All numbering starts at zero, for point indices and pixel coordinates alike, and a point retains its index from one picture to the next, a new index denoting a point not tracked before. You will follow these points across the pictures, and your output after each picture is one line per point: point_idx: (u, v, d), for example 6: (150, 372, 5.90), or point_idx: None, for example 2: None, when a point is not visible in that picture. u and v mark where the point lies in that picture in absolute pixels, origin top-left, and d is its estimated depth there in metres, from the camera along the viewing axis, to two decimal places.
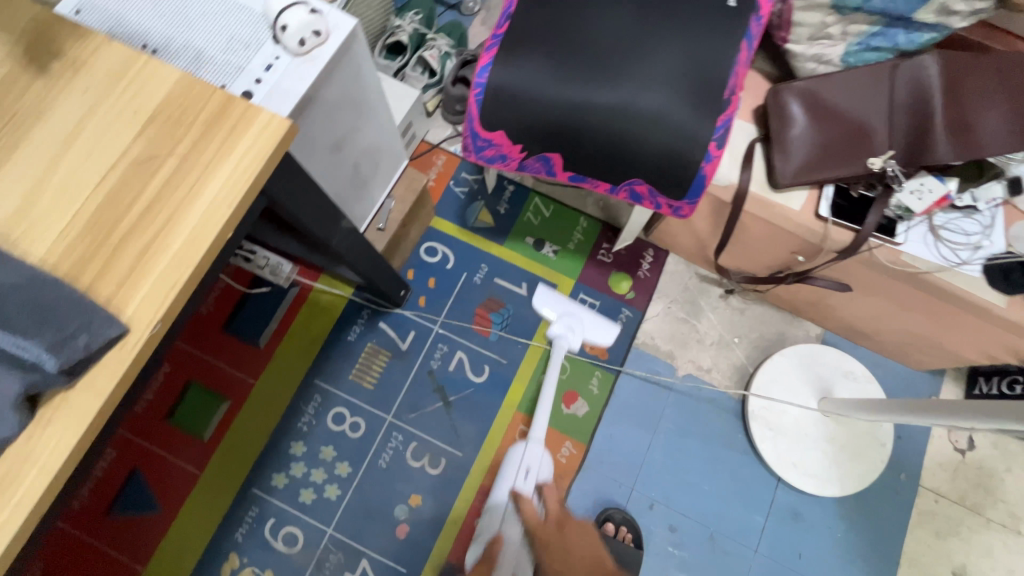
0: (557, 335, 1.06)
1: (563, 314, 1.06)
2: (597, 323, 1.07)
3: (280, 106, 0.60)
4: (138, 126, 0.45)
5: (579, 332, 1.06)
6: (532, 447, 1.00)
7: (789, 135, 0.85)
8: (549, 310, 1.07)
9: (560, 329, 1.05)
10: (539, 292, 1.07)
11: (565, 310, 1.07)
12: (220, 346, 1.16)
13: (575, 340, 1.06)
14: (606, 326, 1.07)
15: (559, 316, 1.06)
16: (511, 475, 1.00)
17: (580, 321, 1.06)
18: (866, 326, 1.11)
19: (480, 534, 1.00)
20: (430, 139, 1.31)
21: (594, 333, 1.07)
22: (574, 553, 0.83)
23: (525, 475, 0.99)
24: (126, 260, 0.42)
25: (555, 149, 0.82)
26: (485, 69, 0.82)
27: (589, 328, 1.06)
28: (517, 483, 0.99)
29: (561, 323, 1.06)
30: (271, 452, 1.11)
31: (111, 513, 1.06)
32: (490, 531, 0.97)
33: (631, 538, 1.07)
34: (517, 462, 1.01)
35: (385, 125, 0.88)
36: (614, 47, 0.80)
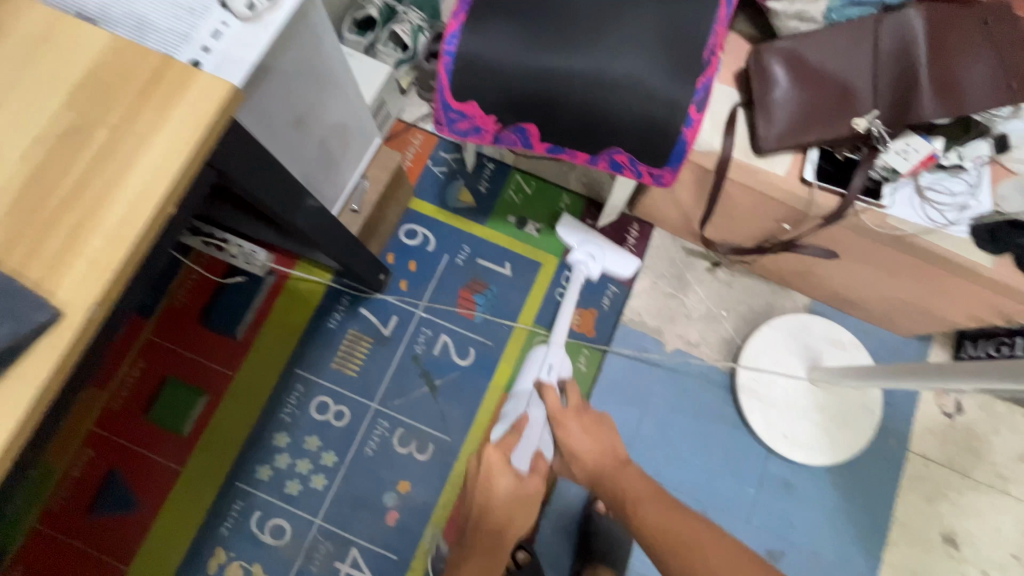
0: (576, 261, 1.12)
1: (583, 245, 1.12)
2: (617, 255, 1.11)
3: (230, 76, 0.56)
4: (65, 97, 0.42)
5: (598, 261, 1.12)
6: (554, 347, 1.02)
7: (771, 98, 0.82)
8: (570, 238, 1.13)
9: (580, 256, 1.12)
10: (563, 220, 1.14)
11: (586, 241, 1.12)
12: (195, 338, 1.12)
13: (596, 270, 1.11)
14: (623, 258, 1.12)
15: (579, 245, 1.12)
16: (533, 369, 1.02)
17: (601, 252, 1.12)
18: (853, 294, 1.10)
19: (507, 415, 1.01)
20: (405, 118, 1.26)
21: (613, 265, 1.12)
22: (590, 442, 0.79)
23: (550, 368, 1.00)
24: (57, 241, 0.39)
25: (531, 119, 0.79)
26: (453, 36, 0.78)
27: (608, 259, 1.12)
28: (539, 376, 1.00)
29: (580, 252, 1.11)
30: (254, 444, 1.08)
31: (92, 513, 1.03)
32: (517, 412, 0.99)
33: None
34: (539, 358, 1.02)
35: (352, 100, 0.84)
36: (588, 10, 0.77)
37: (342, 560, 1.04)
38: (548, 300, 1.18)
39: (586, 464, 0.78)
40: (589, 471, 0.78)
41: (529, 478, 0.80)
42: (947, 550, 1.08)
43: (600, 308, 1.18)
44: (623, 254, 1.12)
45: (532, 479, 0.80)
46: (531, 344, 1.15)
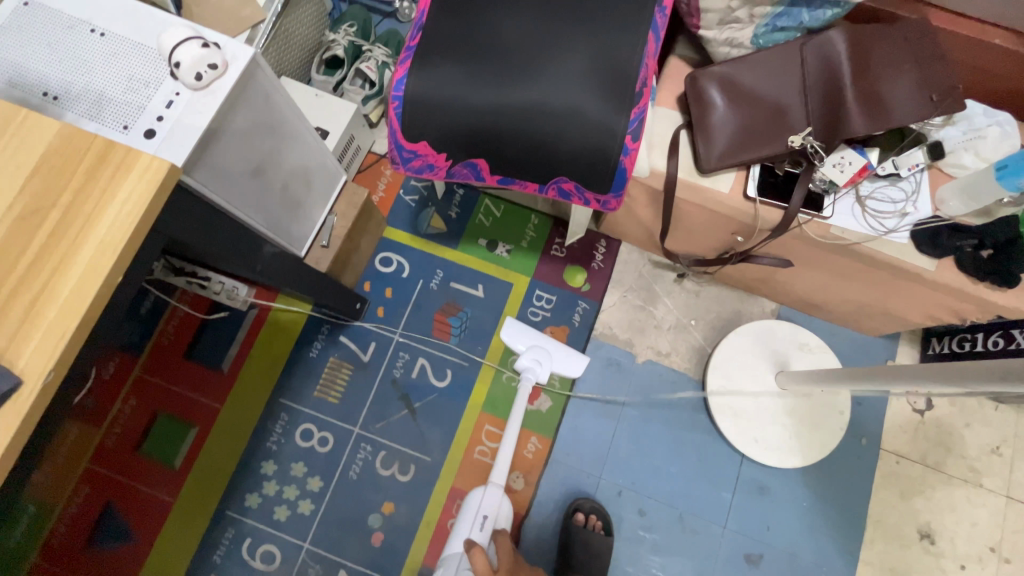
0: (524, 368, 1.05)
1: (532, 349, 1.07)
2: (566, 356, 1.07)
3: (184, 142, 0.61)
4: (19, 182, 0.46)
5: (547, 363, 1.06)
6: (492, 491, 0.96)
7: (711, 121, 0.86)
8: (519, 342, 1.08)
9: (527, 363, 1.05)
10: (506, 326, 1.09)
11: (534, 345, 1.07)
12: (184, 372, 1.17)
13: (544, 374, 1.05)
14: (574, 358, 1.08)
15: (527, 349, 1.07)
16: (466, 526, 0.95)
17: (549, 354, 1.07)
18: (814, 297, 1.13)
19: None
20: (376, 150, 1.31)
21: (562, 365, 1.08)
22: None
23: (483, 522, 0.94)
24: (16, 314, 0.43)
25: (479, 155, 0.84)
26: (400, 82, 0.83)
27: (557, 360, 1.07)
28: (472, 532, 0.94)
29: (528, 357, 1.05)
30: (242, 472, 1.12)
31: (90, 546, 1.08)
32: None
33: (601, 526, 1.08)
34: (475, 506, 0.96)
35: (313, 144, 0.88)
36: (525, 50, 0.81)
37: None
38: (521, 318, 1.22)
39: None
40: None
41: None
42: (924, 545, 1.10)
43: (572, 324, 1.21)
44: (572, 353, 1.08)
45: None
46: (506, 362, 1.19)
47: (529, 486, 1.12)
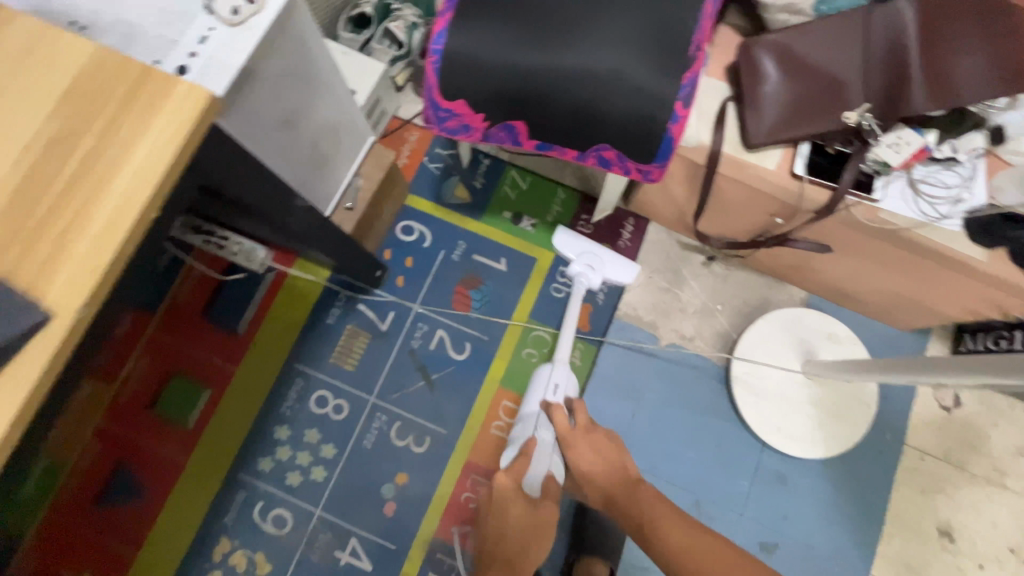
0: (576, 275, 1.09)
1: (583, 257, 1.09)
2: (617, 261, 1.09)
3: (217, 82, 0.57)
4: (50, 106, 0.43)
5: (599, 270, 1.08)
6: (559, 364, 1.00)
7: (761, 92, 0.82)
8: (569, 251, 1.10)
9: (580, 269, 1.08)
10: (557, 235, 1.10)
11: (585, 251, 1.09)
12: (199, 333, 1.15)
13: (596, 280, 1.08)
14: (624, 265, 1.09)
15: (578, 256, 1.09)
16: (538, 394, 0.99)
17: (599, 259, 1.09)
18: (848, 287, 1.10)
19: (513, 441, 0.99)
20: (401, 115, 1.27)
21: (612, 272, 1.09)
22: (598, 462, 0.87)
23: (555, 390, 0.98)
24: (46, 246, 0.40)
25: (518, 117, 0.80)
26: (440, 35, 0.78)
27: (609, 268, 1.08)
28: (545, 399, 0.98)
29: (580, 264, 1.08)
30: (255, 437, 1.11)
31: (102, 502, 1.07)
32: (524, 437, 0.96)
33: None
34: (545, 379, 1.00)
35: (343, 99, 0.85)
36: (574, 7, 0.77)
37: (342, 549, 1.06)
38: (543, 295, 1.19)
39: (602, 486, 0.85)
40: (602, 492, 0.85)
41: (542, 505, 0.87)
42: (943, 542, 1.09)
43: (595, 303, 1.18)
44: (622, 260, 1.09)
45: (545, 503, 0.87)
46: (526, 338, 1.16)
47: None
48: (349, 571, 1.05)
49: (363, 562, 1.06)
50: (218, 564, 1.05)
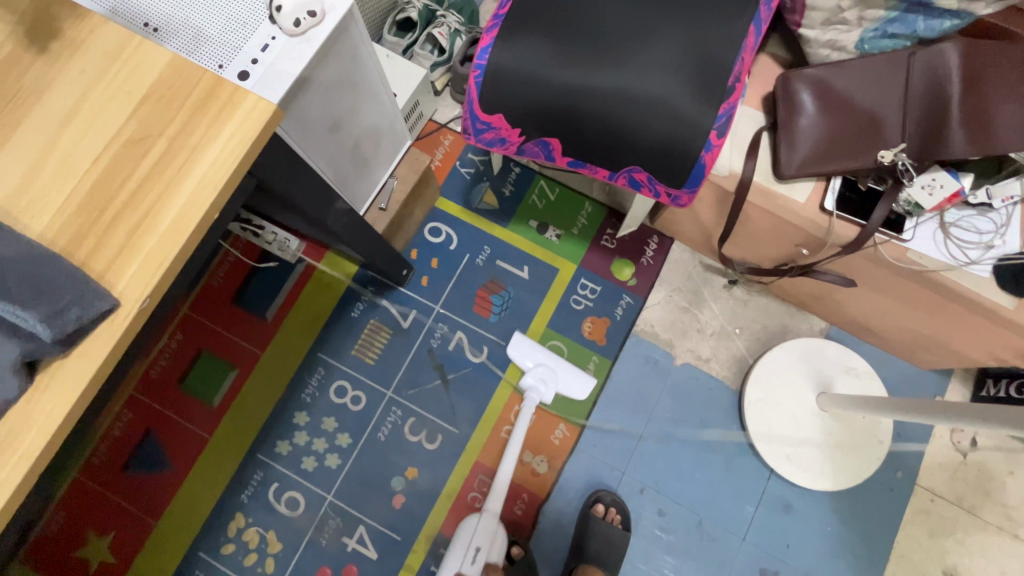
0: (529, 385, 1.11)
1: (539, 368, 1.13)
2: (571, 377, 1.13)
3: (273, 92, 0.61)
4: (130, 108, 0.47)
5: (552, 383, 1.12)
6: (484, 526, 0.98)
7: (797, 125, 0.83)
8: (527, 360, 1.14)
9: (532, 380, 1.11)
10: (518, 343, 1.16)
11: (541, 364, 1.13)
12: (230, 316, 1.20)
13: (547, 394, 1.11)
14: (579, 381, 1.14)
15: (535, 366, 1.13)
16: (460, 552, 0.97)
17: (554, 375, 1.13)
18: (870, 322, 1.09)
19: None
20: (437, 119, 1.31)
21: (565, 387, 1.14)
22: None
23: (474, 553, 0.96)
24: (120, 236, 0.44)
25: (554, 135, 0.82)
26: (485, 51, 0.81)
27: (562, 382, 1.13)
28: (464, 565, 0.95)
29: (533, 375, 1.12)
30: (275, 420, 1.16)
31: (129, 469, 1.13)
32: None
33: (619, 519, 1.08)
34: (470, 537, 0.98)
35: (386, 105, 0.88)
36: (617, 31, 0.78)
37: (350, 535, 1.10)
38: (563, 305, 1.21)
39: None
40: None
41: None
42: None
43: (613, 317, 1.20)
44: (577, 376, 1.13)
45: None
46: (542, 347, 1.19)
47: (552, 472, 1.13)
48: (355, 558, 1.09)
49: (369, 550, 1.09)
50: (233, 538, 1.10)
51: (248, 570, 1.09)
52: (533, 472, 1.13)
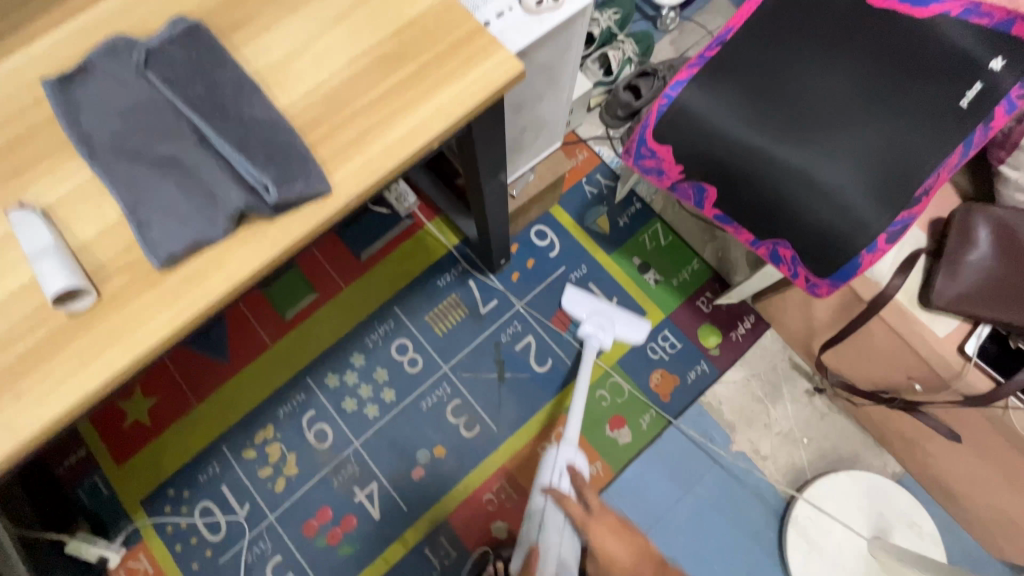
0: (586, 333, 1.10)
1: (594, 315, 1.11)
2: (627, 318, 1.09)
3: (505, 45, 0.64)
4: (393, 28, 0.50)
5: (610, 328, 1.09)
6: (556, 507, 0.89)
7: (963, 259, 0.79)
8: (580, 309, 1.11)
9: (589, 329, 1.09)
10: (568, 296, 1.12)
11: (596, 311, 1.10)
12: (329, 242, 1.24)
13: (607, 338, 1.09)
14: (637, 324, 1.09)
15: (588, 315, 1.11)
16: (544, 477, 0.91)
17: (609, 318, 1.10)
18: (955, 484, 1.01)
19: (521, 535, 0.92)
20: (579, 132, 1.32)
21: (624, 331, 1.09)
22: None
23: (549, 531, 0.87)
24: (348, 136, 0.47)
25: (715, 183, 0.81)
26: (679, 84, 0.81)
27: (621, 326, 1.09)
28: (551, 481, 0.91)
29: (589, 324, 1.09)
30: (333, 353, 1.18)
31: (191, 346, 1.17)
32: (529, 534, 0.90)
33: None
34: (549, 463, 0.92)
35: (561, 103, 0.90)
36: (818, 107, 0.76)
37: (361, 487, 1.10)
38: (638, 350, 1.18)
39: None
40: None
41: None
42: None
43: (683, 379, 1.17)
44: (633, 320, 1.10)
45: None
46: (604, 380, 1.17)
47: None
48: (358, 510, 1.09)
49: (374, 509, 1.09)
50: (256, 446, 1.12)
51: (260, 481, 1.10)
52: None
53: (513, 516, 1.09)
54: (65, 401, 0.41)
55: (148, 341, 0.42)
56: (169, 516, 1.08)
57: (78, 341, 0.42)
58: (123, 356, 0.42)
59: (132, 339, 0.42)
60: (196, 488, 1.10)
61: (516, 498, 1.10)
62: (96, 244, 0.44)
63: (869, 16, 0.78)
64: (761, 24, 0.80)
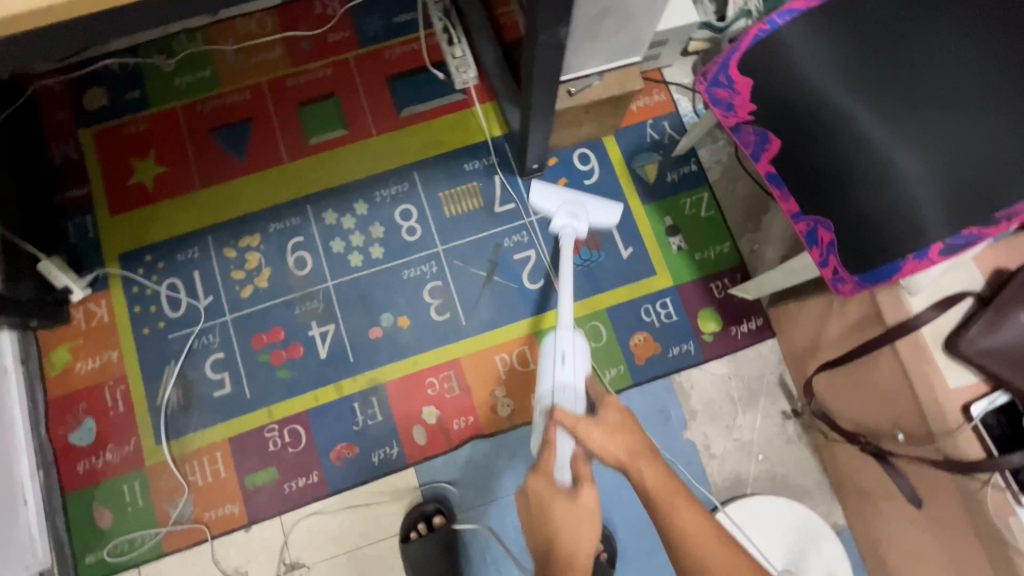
0: (560, 226, 1.03)
1: (565, 205, 1.03)
2: (597, 202, 1.04)
3: None
4: None
5: (584, 215, 1.03)
6: (566, 333, 0.87)
7: (1014, 314, 0.69)
8: (547, 203, 1.03)
9: (561, 220, 1.03)
10: (532, 191, 1.03)
11: (566, 201, 1.03)
12: (376, 85, 1.20)
13: (582, 228, 1.03)
14: (609, 207, 1.05)
15: (559, 206, 1.03)
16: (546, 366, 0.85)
17: (582, 206, 1.04)
18: (892, 552, 0.96)
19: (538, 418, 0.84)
20: (665, 73, 1.23)
21: (597, 217, 1.05)
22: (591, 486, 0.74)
23: (562, 361, 0.84)
24: None
25: (781, 135, 0.72)
26: (787, 15, 0.73)
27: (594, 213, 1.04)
28: (554, 371, 0.84)
29: (562, 216, 1.02)
30: (340, 192, 1.16)
31: (214, 133, 1.17)
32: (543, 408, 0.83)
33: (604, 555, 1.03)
34: (551, 348, 0.87)
35: (655, 1, 0.82)
36: (924, 88, 0.68)
37: (319, 324, 1.11)
38: (632, 306, 1.13)
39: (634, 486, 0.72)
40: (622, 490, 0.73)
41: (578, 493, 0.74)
42: None
43: (664, 351, 1.11)
44: (604, 201, 1.05)
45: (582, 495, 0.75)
46: (585, 320, 1.12)
47: (508, 421, 1.08)
48: (308, 343, 1.10)
49: (323, 347, 1.10)
50: (238, 248, 1.13)
51: (229, 280, 1.12)
52: (493, 408, 1.08)
53: (448, 408, 1.08)
54: None
55: None
56: (138, 277, 1.11)
57: None
58: None
59: None
60: (171, 263, 1.12)
61: (457, 393, 1.09)
62: None
63: None
64: None
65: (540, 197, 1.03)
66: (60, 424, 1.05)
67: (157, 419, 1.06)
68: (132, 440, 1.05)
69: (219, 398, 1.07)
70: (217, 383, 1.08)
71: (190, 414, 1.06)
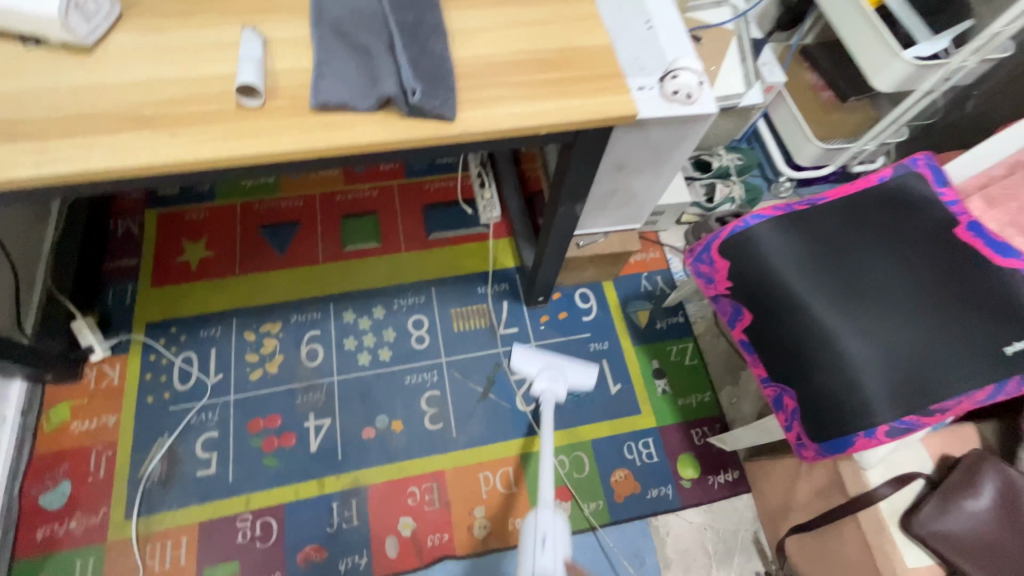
0: (543, 387, 1.08)
1: (546, 368, 1.12)
2: (574, 368, 1.14)
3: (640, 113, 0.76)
4: (558, 46, 0.64)
5: (562, 378, 1.10)
6: (546, 511, 0.80)
7: (960, 501, 0.76)
8: (532, 364, 1.12)
9: (544, 382, 1.09)
10: (516, 355, 1.12)
11: (545, 365, 1.12)
12: (413, 211, 1.38)
13: (562, 389, 1.09)
14: (583, 369, 1.15)
15: (541, 368, 1.11)
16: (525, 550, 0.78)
17: (561, 369, 1.13)
18: None
19: None
20: (660, 235, 1.43)
21: (573, 379, 1.14)
22: None
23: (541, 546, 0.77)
24: (487, 93, 0.60)
25: (752, 311, 0.86)
26: (758, 217, 0.91)
27: (572, 373, 1.13)
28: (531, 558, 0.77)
29: (544, 378, 1.09)
30: (362, 295, 1.28)
31: (263, 230, 1.33)
32: None
33: None
34: (529, 532, 0.79)
35: (656, 189, 1.01)
36: (868, 291, 0.83)
37: (316, 416, 1.15)
38: (616, 442, 1.18)
39: None
40: None
41: None
42: None
43: (642, 492, 1.14)
44: (578, 364, 1.15)
45: None
46: (569, 449, 1.17)
47: (482, 544, 1.07)
48: (301, 434, 1.13)
49: (315, 440, 1.13)
50: (258, 332, 1.22)
51: (242, 361, 1.19)
52: (468, 528, 1.08)
53: (424, 522, 1.08)
54: (199, 153, 0.54)
55: (275, 147, 0.55)
56: (158, 346, 1.18)
57: (232, 122, 0.56)
58: (253, 148, 0.55)
59: (266, 140, 0.55)
60: (192, 338, 1.20)
61: (436, 507, 1.09)
62: (282, 74, 0.58)
63: (952, 243, 0.85)
64: (851, 206, 0.90)
65: (525, 363, 1.12)
66: (35, 484, 1.05)
67: (134, 491, 1.05)
68: (102, 511, 1.04)
69: (201, 478, 1.08)
70: (204, 462, 1.09)
71: (168, 491, 1.06)
